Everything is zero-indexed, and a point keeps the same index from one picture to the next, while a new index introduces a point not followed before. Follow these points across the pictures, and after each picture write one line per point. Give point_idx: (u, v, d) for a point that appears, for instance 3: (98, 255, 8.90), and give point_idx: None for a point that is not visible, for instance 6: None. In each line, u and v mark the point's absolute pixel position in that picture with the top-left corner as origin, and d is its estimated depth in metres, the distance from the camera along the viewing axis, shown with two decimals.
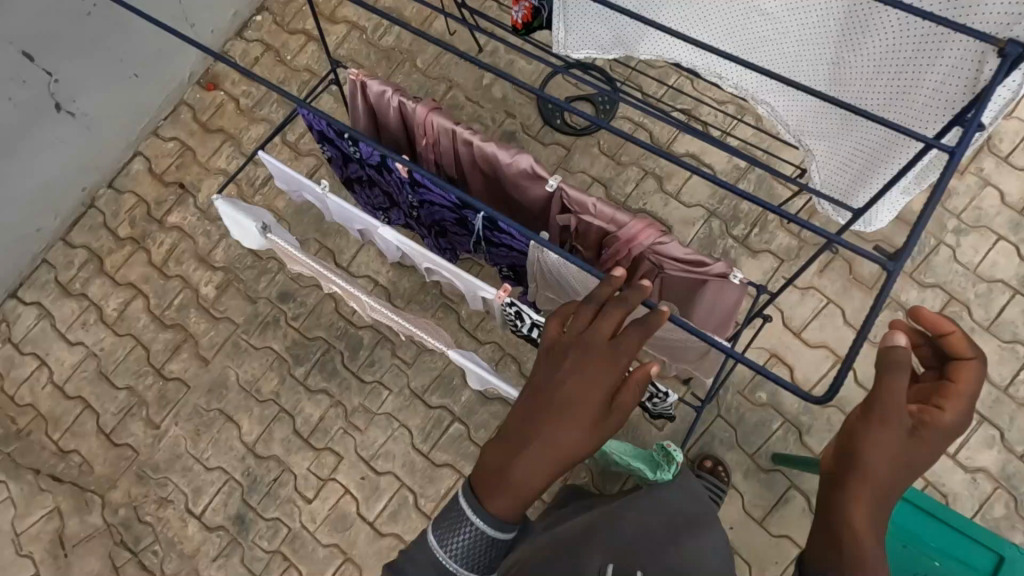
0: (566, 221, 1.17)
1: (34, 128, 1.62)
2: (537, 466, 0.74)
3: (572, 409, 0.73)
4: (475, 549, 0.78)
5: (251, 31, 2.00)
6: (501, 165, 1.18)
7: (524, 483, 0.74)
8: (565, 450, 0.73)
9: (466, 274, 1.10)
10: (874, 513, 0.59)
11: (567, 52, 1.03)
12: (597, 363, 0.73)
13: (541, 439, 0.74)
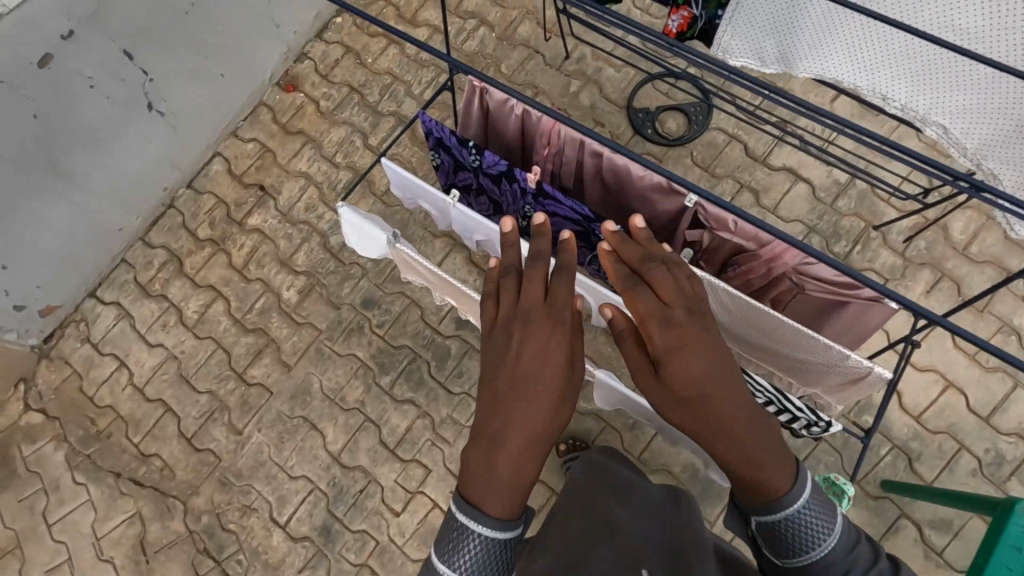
0: (698, 236, 1.14)
1: (126, 126, 1.58)
2: (520, 452, 0.73)
3: (534, 384, 0.75)
4: (488, 556, 0.75)
5: (330, 32, 1.98)
6: (633, 177, 1.14)
7: (512, 476, 0.73)
8: (539, 429, 0.74)
9: (605, 291, 1.08)
10: (720, 432, 0.75)
11: (725, 57, 0.93)
12: (540, 333, 0.77)
13: (516, 426, 0.74)
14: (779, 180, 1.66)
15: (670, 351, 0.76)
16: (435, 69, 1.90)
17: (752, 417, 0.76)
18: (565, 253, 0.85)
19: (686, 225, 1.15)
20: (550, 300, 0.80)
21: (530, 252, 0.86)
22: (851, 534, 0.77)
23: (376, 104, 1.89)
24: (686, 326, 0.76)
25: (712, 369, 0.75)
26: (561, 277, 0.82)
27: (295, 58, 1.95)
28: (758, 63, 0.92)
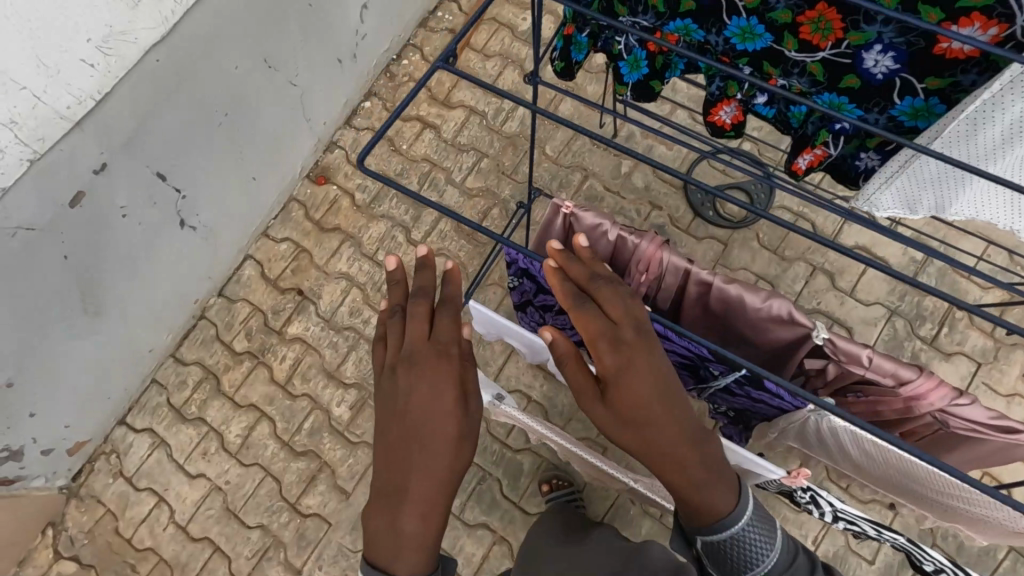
0: (821, 367, 1.05)
1: (158, 247, 1.46)
2: (428, 502, 0.69)
3: (427, 427, 0.69)
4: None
5: (361, 118, 1.88)
6: (747, 308, 1.05)
7: (424, 528, 0.69)
8: (447, 471, 0.70)
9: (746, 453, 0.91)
10: (665, 451, 0.76)
11: (872, 211, 0.83)
12: (428, 370, 0.70)
13: (426, 474, 0.69)
14: (853, 260, 1.59)
15: (611, 376, 0.74)
16: (475, 154, 1.81)
17: (685, 426, 0.77)
18: (449, 284, 0.77)
19: (805, 354, 1.07)
20: (435, 330, 0.73)
21: (413, 285, 0.77)
22: (790, 550, 0.87)
23: (416, 195, 1.78)
24: (633, 348, 0.75)
25: (656, 391, 0.75)
26: (446, 309, 0.75)
27: (324, 147, 1.85)
28: (907, 211, 0.80)
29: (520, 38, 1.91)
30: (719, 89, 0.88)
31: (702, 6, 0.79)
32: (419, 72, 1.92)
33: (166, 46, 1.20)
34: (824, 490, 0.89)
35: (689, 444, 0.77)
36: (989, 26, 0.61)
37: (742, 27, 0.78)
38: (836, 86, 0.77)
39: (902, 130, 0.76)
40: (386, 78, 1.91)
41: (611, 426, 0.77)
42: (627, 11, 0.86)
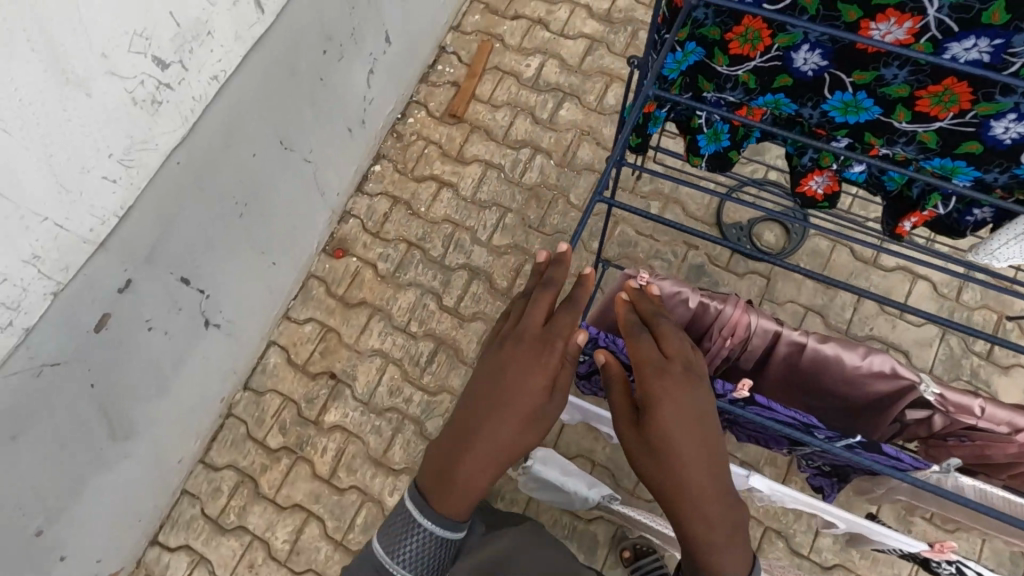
0: (925, 416, 1.02)
1: (185, 354, 1.35)
2: (488, 471, 0.69)
3: (511, 402, 0.68)
4: (424, 552, 0.71)
5: (372, 183, 1.80)
6: (845, 366, 1.02)
7: (467, 492, 0.69)
8: (515, 448, 0.69)
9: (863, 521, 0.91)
10: (687, 490, 0.69)
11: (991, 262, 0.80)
12: (533, 353, 0.69)
13: (500, 444, 0.68)
14: (897, 281, 1.57)
15: (650, 402, 0.71)
16: (497, 209, 1.74)
17: (715, 478, 0.70)
18: (580, 288, 0.75)
19: (907, 406, 1.03)
20: (563, 321, 0.70)
21: (546, 275, 0.75)
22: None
23: (442, 258, 1.71)
24: (678, 383, 0.71)
25: (695, 429, 0.70)
26: (564, 307, 0.72)
27: (339, 218, 1.76)
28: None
29: (527, 85, 1.87)
30: (811, 158, 0.84)
31: (800, 82, 0.74)
32: (427, 129, 1.85)
33: (187, 147, 1.11)
34: (971, 560, 0.85)
35: (717, 498, 0.69)
36: None
37: (846, 100, 0.74)
38: (956, 150, 0.73)
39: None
40: (394, 138, 1.84)
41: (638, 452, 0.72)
42: (713, 88, 0.80)
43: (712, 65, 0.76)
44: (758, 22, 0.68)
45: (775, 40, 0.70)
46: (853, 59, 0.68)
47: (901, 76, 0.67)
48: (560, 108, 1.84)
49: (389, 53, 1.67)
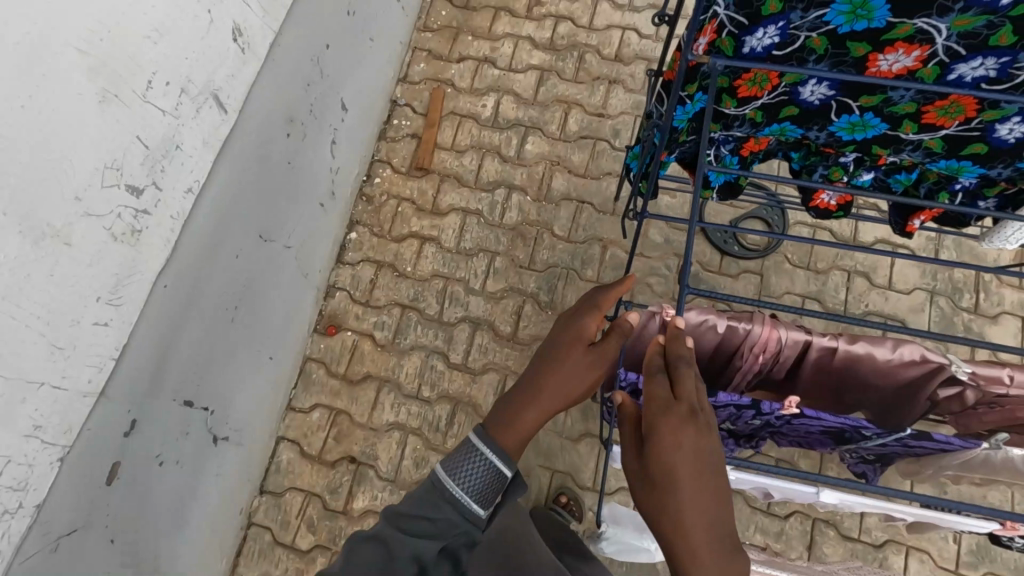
0: (953, 392, 1.06)
1: (199, 478, 1.26)
2: (540, 405, 0.79)
3: (566, 356, 0.81)
4: (477, 480, 0.74)
5: (351, 252, 1.75)
6: (876, 361, 1.05)
7: (521, 421, 0.78)
8: (564, 389, 0.80)
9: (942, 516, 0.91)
10: (686, 525, 0.66)
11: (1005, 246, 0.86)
12: (584, 316, 0.83)
13: (555, 388, 0.79)
14: (880, 254, 1.64)
15: (652, 431, 0.69)
16: (485, 255, 1.72)
17: (709, 527, 0.66)
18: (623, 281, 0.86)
19: (937, 387, 1.07)
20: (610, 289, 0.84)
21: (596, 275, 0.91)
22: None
23: (440, 315, 1.67)
24: (682, 422, 0.69)
25: (697, 470, 0.67)
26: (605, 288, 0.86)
27: (324, 294, 1.70)
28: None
29: (488, 125, 1.86)
30: (821, 174, 0.84)
31: (806, 111, 0.74)
32: (396, 187, 1.82)
33: (172, 268, 1.05)
34: None
35: (709, 541, 0.65)
36: None
37: (852, 121, 0.74)
38: (963, 151, 0.74)
39: None
40: (364, 202, 1.80)
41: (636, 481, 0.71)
42: (721, 127, 0.79)
43: (721, 108, 0.75)
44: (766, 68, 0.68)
45: (782, 79, 0.70)
46: (859, 88, 0.69)
47: (908, 97, 0.68)
48: (525, 142, 1.83)
49: (348, 120, 1.63)
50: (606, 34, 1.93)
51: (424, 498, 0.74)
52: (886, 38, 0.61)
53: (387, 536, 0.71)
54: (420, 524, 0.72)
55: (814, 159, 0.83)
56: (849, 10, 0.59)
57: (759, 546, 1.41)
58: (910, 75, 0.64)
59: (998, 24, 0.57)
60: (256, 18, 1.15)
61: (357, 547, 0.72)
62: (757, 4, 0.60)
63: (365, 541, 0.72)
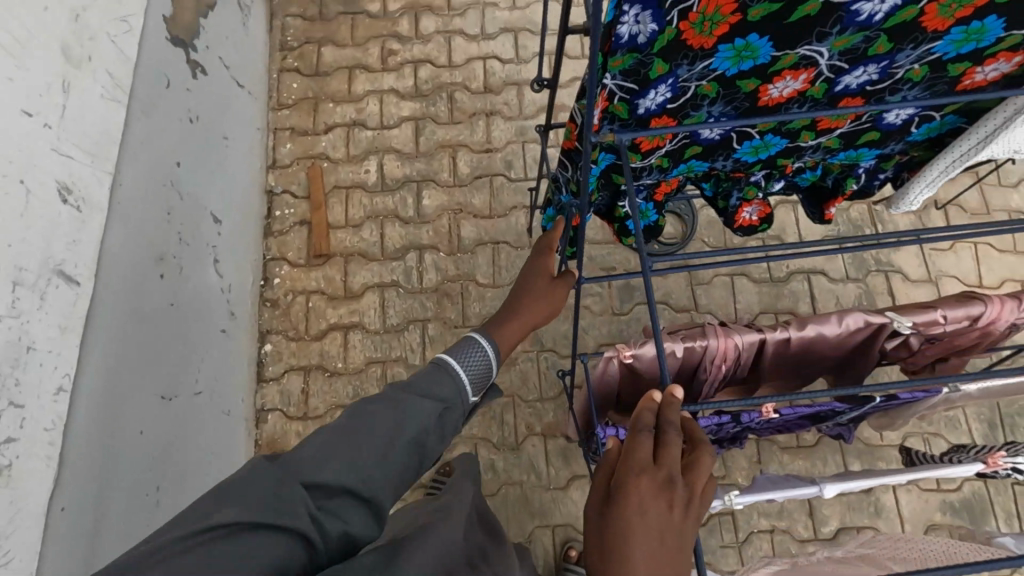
0: (898, 342, 1.08)
1: None
2: (518, 320, 0.89)
3: (531, 289, 0.92)
4: (476, 367, 0.80)
5: (271, 366, 1.59)
6: (828, 337, 1.07)
7: (503, 331, 0.87)
8: (534, 311, 0.91)
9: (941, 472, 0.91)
10: None
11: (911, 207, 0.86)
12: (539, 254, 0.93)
13: (526, 313, 0.90)
14: (784, 215, 1.70)
15: (619, 481, 0.56)
16: (416, 326, 1.62)
17: None
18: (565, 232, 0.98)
19: (886, 341, 1.09)
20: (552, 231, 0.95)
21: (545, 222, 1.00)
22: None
23: None
24: (657, 486, 0.55)
25: (658, 548, 0.53)
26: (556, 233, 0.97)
27: (256, 421, 1.54)
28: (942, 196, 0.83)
29: (377, 191, 1.76)
30: (737, 197, 0.86)
31: (709, 146, 0.74)
32: (299, 282, 1.67)
33: (67, 486, 0.88)
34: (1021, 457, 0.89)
35: None
36: (1013, 57, 0.61)
37: (755, 144, 0.74)
38: (857, 141, 0.75)
39: (922, 147, 0.78)
40: (269, 308, 1.65)
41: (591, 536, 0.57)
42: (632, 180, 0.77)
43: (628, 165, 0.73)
44: (665, 119, 0.65)
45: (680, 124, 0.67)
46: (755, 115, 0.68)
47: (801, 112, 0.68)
48: (422, 198, 1.75)
49: (224, 231, 1.47)
50: (469, 68, 1.88)
51: (429, 372, 0.77)
52: (773, 69, 0.60)
53: (396, 396, 0.71)
54: (427, 391, 0.74)
55: (726, 184, 0.84)
56: (733, 54, 0.57)
57: (767, 529, 1.43)
58: (802, 96, 0.65)
59: (874, 38, 0.57)
60: (85, 167, 0.99)
61: (365, 407, 0.69)
62: (643, 70, 0.56)
63: (369, 403, 0.70)
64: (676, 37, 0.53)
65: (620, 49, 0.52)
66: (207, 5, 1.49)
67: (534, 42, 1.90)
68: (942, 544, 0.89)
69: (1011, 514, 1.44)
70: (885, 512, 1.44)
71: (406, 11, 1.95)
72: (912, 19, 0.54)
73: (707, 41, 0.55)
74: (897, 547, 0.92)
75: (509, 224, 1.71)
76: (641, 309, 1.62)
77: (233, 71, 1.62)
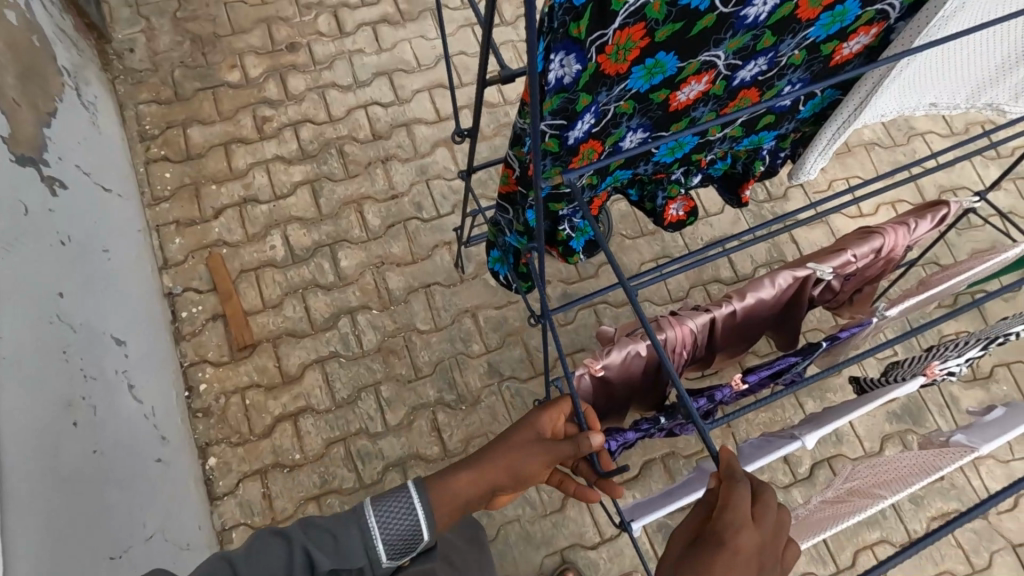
0: (821, 287, 1.18)
1: None
2: (477, 469, 0.81)
3: (517, 445, 0.84)
4: (400, 530, 0.72)
5: (222, 480, 1.46)
6: (765, 299, 1.14)
7: (453, 481, 0.79)
8: (504, 464, 0.83)
9: (894, 392, 0.93)
10: None
11: (806, 174, 0.92)
12: (546, 412, 0.85)
13: (495, 464, 0.82)
14: None
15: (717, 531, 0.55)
16: (368, 392, 1.55)
17: None
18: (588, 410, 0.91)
19: (812, 289, 1.18)
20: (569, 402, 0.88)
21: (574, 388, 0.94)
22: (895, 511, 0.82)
23: (360, 482, 1.47)
24: (748, 552, 0.55)
25: None
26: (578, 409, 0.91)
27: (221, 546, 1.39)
28: (824, 161, 0.90)
29: (288, 264, 1.66)
30: (662, 196, 0.90)
31: (630, 157, 0.76)
32: (227, 382, 1.54)
33: None
34: (950, 359, 0.94)
35: None
36: (869, 30, 0.69)
37: (670, 147, 0.78)
38: (756, 127, 0.82)
39: (810, 122, 0.86)
40: (203, 419, 1.50)
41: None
42: (568, 206, 0.78)
43: (564, 191, 0.74)
44: (593, 142, 0.66)
45: (604, 145, 0.69)
46: (668, 122, 0.71)
47: (707, 109, 0.72)
48: (338, 260, 1.68)
49: (131, 351, 1.32)
50: (352, 119, 1.83)
51: (342, 519, 0.71)
52: (679, 78, 0.63)
53: (298, 542, 0.68)
54: (329, 544, 0.69)
55: (650, 187, 0.88)
56: (645, 72, 0.60)
57: None
58: (705, 96, 0.69)
59: (760, 35, 0.62)
60: None
61: (266, 539, 0.69)
62: (571, 106, 0.57)
63: (271, 536, 0.69)
64: (595, 70, 0.55)
65: (550, 92, 0.54)
66: (47, 113, 1.34)
67: (411, 80, 1.89)
68: (911, 457, 0.96)
69: (942, 406, 1.61)
70: (844, 438, 1.57)
71: (269, 74, 1.86)
72: (788, 14, 0.60)
73: (622, 66, 0.58)
74: (877, 473, 0.99)
75: (435, 265, 1.68)
76: (584, 314, 1.65)
77: (94, 176, 1.46)
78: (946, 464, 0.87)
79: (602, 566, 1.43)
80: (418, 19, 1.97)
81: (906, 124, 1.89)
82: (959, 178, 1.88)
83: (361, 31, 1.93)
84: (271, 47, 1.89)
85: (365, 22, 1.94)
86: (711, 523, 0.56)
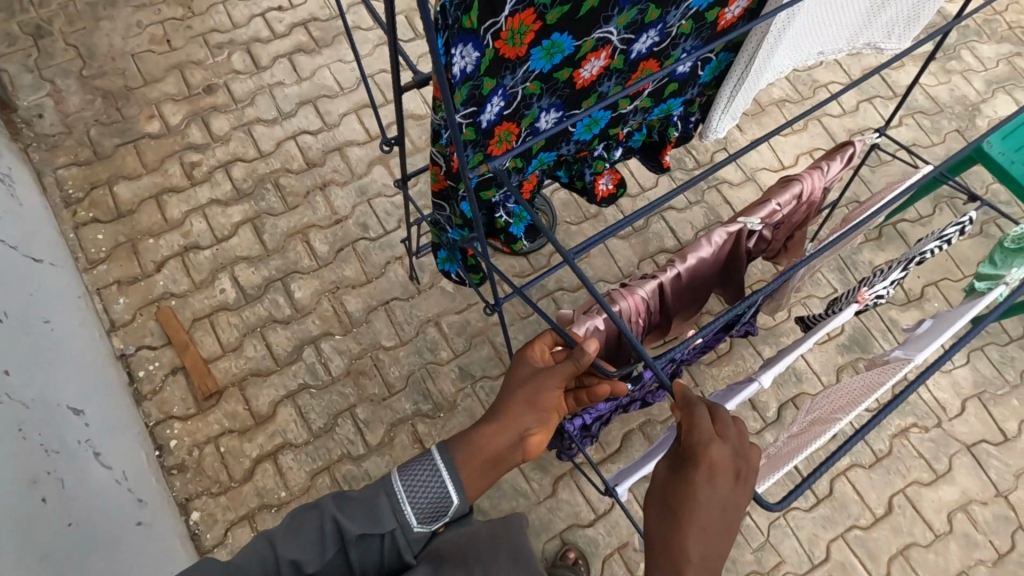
0: (755, 237, 1.26)
1: None
2: (495, 422, 0.81)
3: (518, 384, 0.85)
4: (428, 494, 0.71)
5: (210, 531, 1.43)
6: (705, 257, 1.21)
7: (472, 435, 0.79)
8: (521, 407, 0.83)
9: (832, 323, 1.00)
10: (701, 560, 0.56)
11: (717, 131, 0.98)
12: (529, 347, 0.90)
13: (507, 410, 0.83)
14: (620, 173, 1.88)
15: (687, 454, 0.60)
16: (344, 417, 1.55)
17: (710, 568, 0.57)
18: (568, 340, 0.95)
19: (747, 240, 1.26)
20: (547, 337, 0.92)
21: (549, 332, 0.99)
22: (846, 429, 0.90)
23: None
24: (719, 465, 0.60)
25: (718, 512, 0.58)
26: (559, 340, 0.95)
27: None
28: (733, 119, 0.96)
29: (241, 305, 1.64)
30: (590, 173, 0.95)
31: (550, 138, 0.81)
32: (198, 433, 1.51)
33: None
34: (877, 284, 1.02)
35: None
36: None
37: (587, 124, 0.83)
38: (662, 95, 0.88)
39: (711, 84, 0.93)
40: (180, 475, 1.47)
41: (654, 551, 0.59)
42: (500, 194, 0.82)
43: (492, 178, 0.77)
44: (509, 124, 0.70)
45: (522, 128, 0.73)
46: (578, 100, 0.76)
47: (612, 84, 0.77)
48: (292, 292, 1.67)
49: (92, 418, 1.29)
50: (282, 151, 1.83)
51: (372, 486, 0.72)
52: (579, 56, 0.68)
53: (330, 513, 0.70)
54: (360, 512, 0.70)
55: (576, 166, 0.93)
56: (544, 53, 0.64)
57: None
58: (608, 71, 0.74)
59: (645, 8, 0.67)
60: None
61: (303, 515, 0.71)
62: (479, 92, 0.61)
63: (308, 510, 0.71)
64: (495, 55, 0.59)
65: (457, 83, 0.58)
66: None
67: (335, 105, 1.89)
68: (860, 378, 1.05)
69: (884, 330, 1.73)
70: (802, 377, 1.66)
71: (190, 119, 1.84)
72: None
73: (520, 49, 0.62)
74: (834, 398, 1.06)
75: (390, 281, 1.70)
76: (543, 304, 1.70)
77: (23, 248, 1.42)
78: (887, 379, 0.95)
79: (601, 539, 1.47)
80: (333, 44, 1.98)
81: (808, 79, 2.02)
82: (862, 121, 2.02)
83: (278, 63, 1.93)
84: (188, 92, 1.87)
85: (280, 54, 1.94)
86: (682, 447, 0.61)
